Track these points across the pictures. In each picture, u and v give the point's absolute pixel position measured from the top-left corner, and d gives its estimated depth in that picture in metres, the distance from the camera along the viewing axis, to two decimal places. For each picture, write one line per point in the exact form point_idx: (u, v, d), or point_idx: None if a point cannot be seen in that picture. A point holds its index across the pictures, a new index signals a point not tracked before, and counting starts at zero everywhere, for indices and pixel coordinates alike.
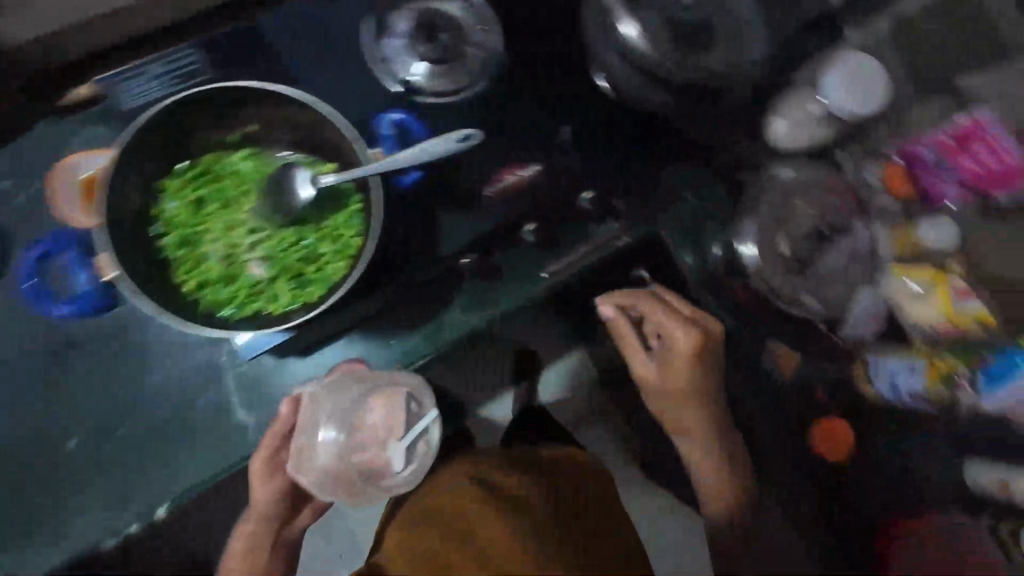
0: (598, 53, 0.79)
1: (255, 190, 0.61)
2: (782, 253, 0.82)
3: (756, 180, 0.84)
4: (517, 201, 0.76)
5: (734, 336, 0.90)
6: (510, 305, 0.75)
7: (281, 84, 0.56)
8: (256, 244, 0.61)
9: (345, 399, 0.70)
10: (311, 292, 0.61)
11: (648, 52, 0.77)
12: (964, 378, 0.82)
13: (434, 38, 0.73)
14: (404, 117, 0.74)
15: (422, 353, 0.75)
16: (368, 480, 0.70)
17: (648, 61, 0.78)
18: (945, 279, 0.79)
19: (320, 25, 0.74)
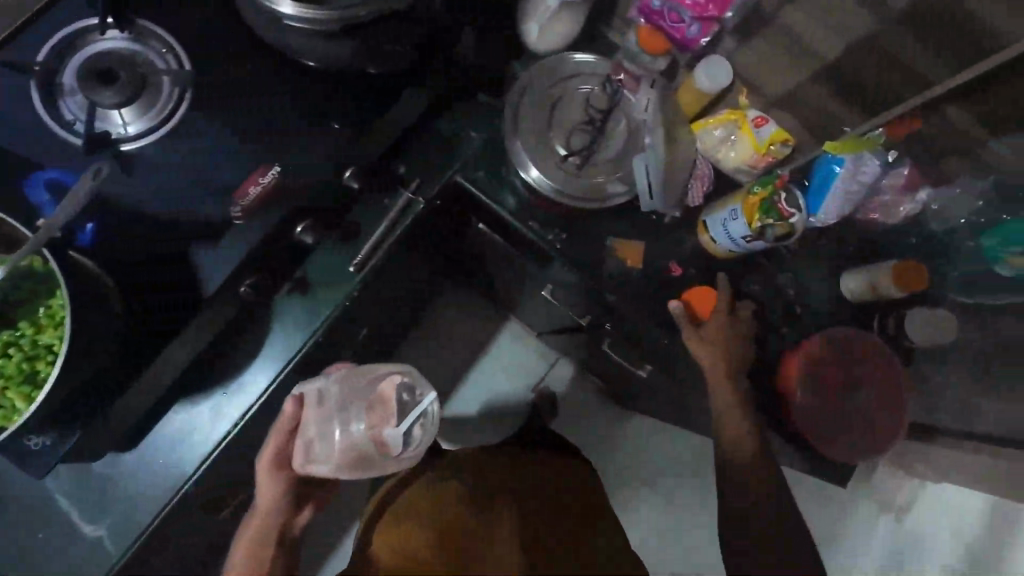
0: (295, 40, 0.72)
1: None
2: (557, 157, 0.78)
3: (518, 90, 0.79)
4: (273, 210, 0.71)
5: (574, 251, 0.88)
6: (331, 306, 0.81)
7: None
8: None
9: (349, 390, 0.76)
10: (32, 379, 0.68)
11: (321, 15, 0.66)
12: (784, 196, 0.81)
13: (116, 79, 0.67)
14: (57, 174, 0.67)
15: (257, 390, 0.78)
16: (375, 460, 0.75)
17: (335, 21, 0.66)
18: (741, 113, 0.87)
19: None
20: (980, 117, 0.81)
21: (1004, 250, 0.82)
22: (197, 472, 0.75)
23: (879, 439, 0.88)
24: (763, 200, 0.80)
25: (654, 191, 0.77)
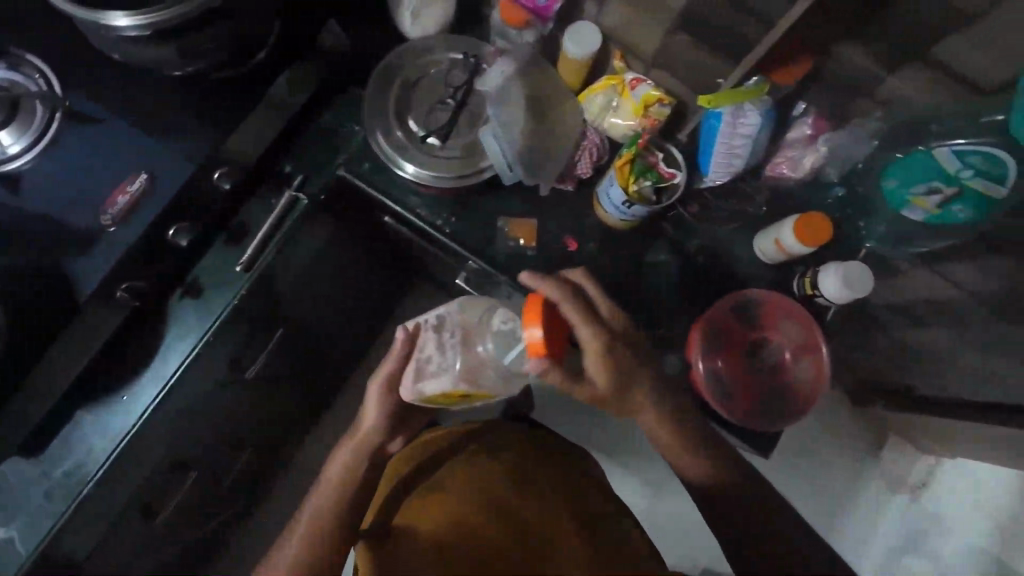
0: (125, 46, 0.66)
1: None
2: (421, 142, 0.78)
3: (374, 76, 0.79)
4: (141, 213, 0.74)
5: (467, 234, 0.88)
6: (223, 304, 0.83)
7: None
8: None
9: (470, 321, 0.76)
10: None
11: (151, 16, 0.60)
12: (659, 156, 0.81)
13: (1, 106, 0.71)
14: None
15: (152, 393, 0.81)
16: (486, 369, 0.73)
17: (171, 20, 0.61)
18: (618, 78, 0.84)
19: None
20: (873, 56, 0.75)
21: (907, 191, 0.75)
22: (97, 474, 0.78)
23: (801, 411, 0.84)
24: (636, 163, 0.79)
25: (511, 162, 0.76)
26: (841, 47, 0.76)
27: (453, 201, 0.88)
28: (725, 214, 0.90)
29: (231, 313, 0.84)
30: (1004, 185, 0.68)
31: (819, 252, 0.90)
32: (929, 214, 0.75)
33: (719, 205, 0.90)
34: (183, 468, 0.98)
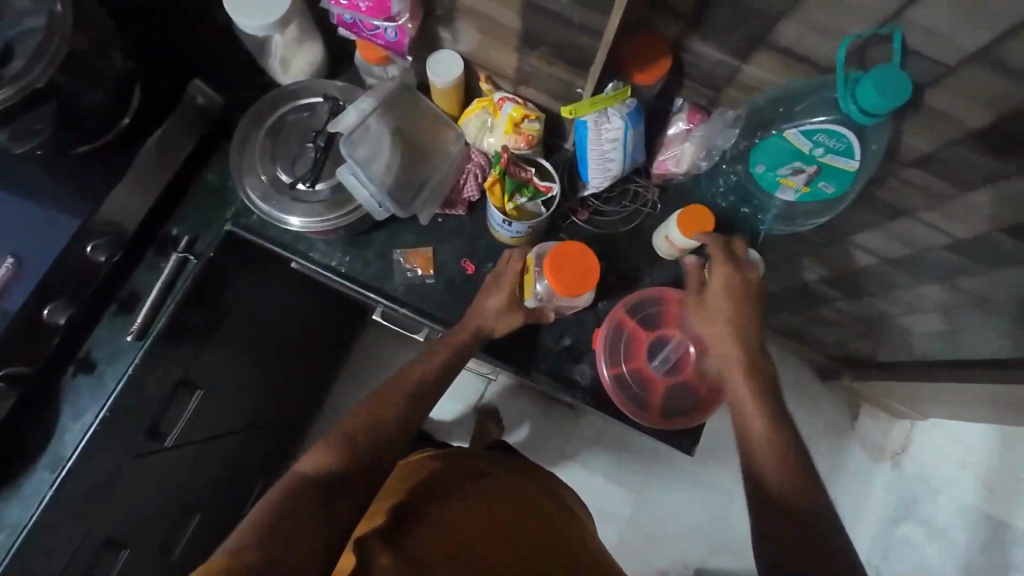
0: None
1: None
2: (292, 196, 0.80)
3: (239, 134, 0.82)
4: (12, 296, 0.72)
5: (364, 268, 0.87)
6: (118, 377, 0.81)
7: None
8: None
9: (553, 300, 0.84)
10: None
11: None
12: (531, 170, 0.82)
13: None
14: None
15: (49, 480, 0.78)
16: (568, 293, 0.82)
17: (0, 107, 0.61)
18: (488, 100, 0.85)
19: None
20: (727, 49, 0.76)
21: (774, 173, 0.78)
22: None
23: (703, 401, 0.83)
24: (506, 182, 0.80)
25: (379, 200, 0.78)
26: (696, 42, 0.77)
27: (345, 240, 0.87)
28: (621, 216, 0.90)
29: (129, 386, 0.82)
30: (854, 158, 0.72)
31: (721, 240, 0.90)
32: (800, 193, 0.78)
33: (613, 208, 0.90)
34: (111, 547, 0.94)
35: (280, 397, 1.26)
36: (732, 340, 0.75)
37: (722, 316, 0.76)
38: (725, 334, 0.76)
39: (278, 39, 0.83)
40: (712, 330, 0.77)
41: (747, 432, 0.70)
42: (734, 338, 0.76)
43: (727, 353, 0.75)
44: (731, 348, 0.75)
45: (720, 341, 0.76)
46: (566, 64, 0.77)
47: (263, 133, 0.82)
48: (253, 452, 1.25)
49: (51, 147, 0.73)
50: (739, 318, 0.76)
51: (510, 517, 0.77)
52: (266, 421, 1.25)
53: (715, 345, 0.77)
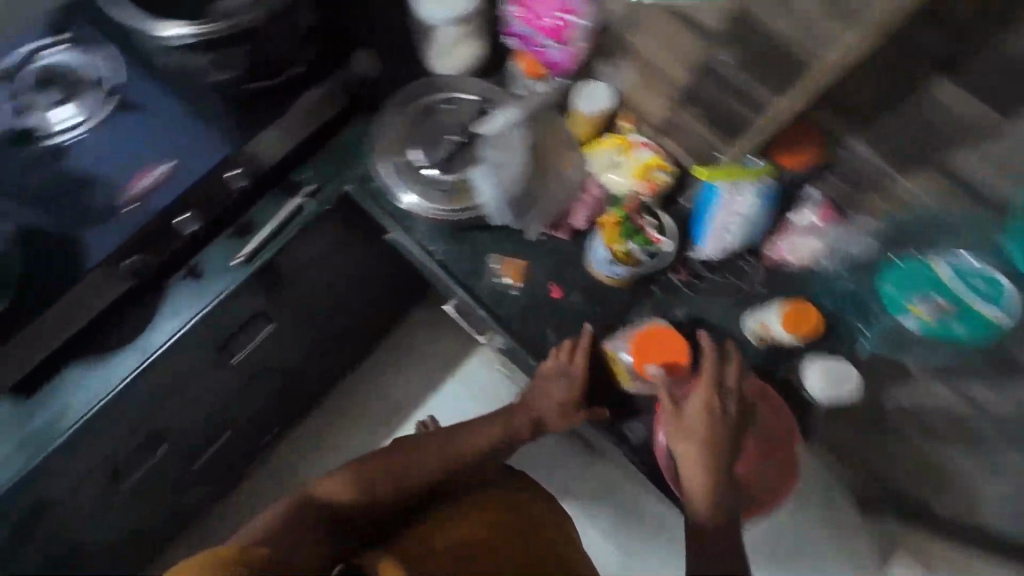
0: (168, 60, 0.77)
1: None
2: (419, 178, 0.85)
3: (392, 110, 0.87)
4: (161, 198, 0.81)
5: (457, 263, 0.89)
6: (215, 293, 0.88)
7: None
8: None
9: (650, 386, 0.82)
10: None
11: (193, 29, 0.71)
12: (648, 221, 0.82)
13: (53, 87, 0.83)
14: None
15: (133, 366, 0.85)
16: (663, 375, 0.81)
17: (209, 34, 0.72)
18: (624, 139, 0.86)
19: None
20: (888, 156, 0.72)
21: (903, 297, 0.75)
22: (68, 432, 0.82)
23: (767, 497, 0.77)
24: (623, 225, 0.81)
25: (498, 206, 0.81)
26: (856, 140, 0.74)
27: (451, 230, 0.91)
28: (720, 287, 0.87)
29: (222, 304, 0.88)
30: (1005, 313, 0.68)
31: (815, 344, 0.85)
32: (924, 324, 0.74)
33: (716, 276, 0.87)
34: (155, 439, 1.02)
35: (333, 350, 1.32)
36: (703, 427, 0.72)
37: (700, 404, 0.73)
38: (698, 426, 0.72)
39: (447, 31, 0.88)
40: (683, 421, 0.73)
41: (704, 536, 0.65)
42: (697, 436, 0.71)
43: (685, 444, 0.71)
44: (686, 444, 0.71)
45: (676, 435, 0.73)
46: (714, 127, 0.76)
47: (411, 114, 0.87)
48: (293, 392, 1.32)
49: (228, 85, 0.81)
50: (716, 417, 0.73)
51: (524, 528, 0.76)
52: (313, 368, 1.31)
53: (678, 440, 0.72)
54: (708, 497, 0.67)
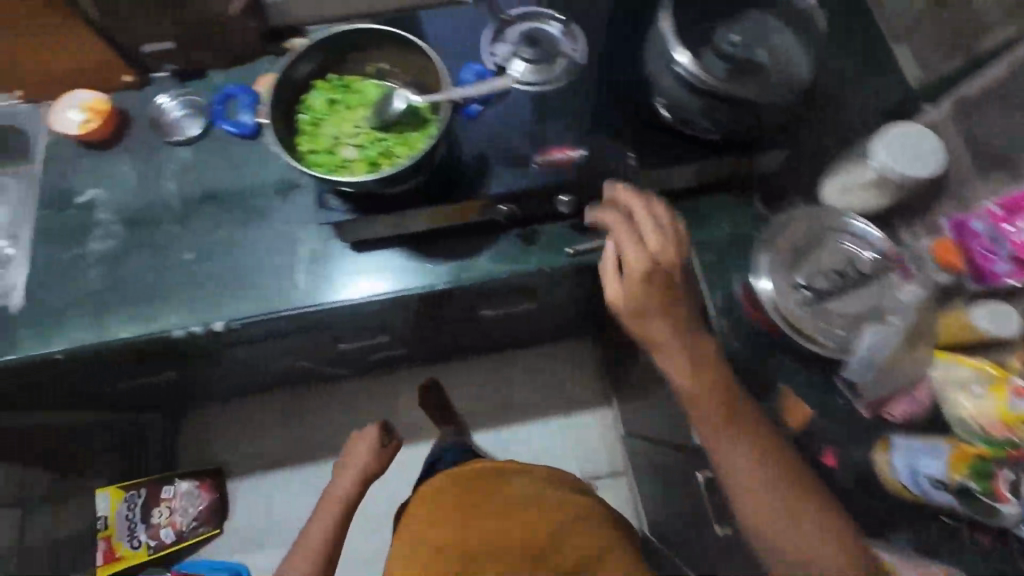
0: (653, 73, 0.85)
1: (358, 99, 0.85)
2: (786, 285, 0.81)
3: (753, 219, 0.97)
4: (563, 175, 0.89)
5: (758, 370, 0.85)
6: (536, 263, 0.95)
7: (396, 31, 0.81)
8: (342, 125, 0.82)
9: None
10: (324, 156, 0.80)
11: (701, 77, 0.79)
12: (1009, 475, 0.71)
13: (532, 47, 0.95)
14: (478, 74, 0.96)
15: (445, 278, 0.95)
16: None
17: (704, 87, 0.79)
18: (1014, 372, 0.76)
19: (448, 20, 1.01)
20: None
21: None
22: (373, 296, 0.94)
23: None
24: (973, 457, 0.72)
25: (856, 362, 0.77)
26: None
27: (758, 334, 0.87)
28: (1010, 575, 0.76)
29: (533, 274, 0.95)
30: None
31: None
32: None
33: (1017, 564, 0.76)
34: (383, 328, 1.12)
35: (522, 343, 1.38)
36: (657, 295, 0.67)
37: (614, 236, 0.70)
38: (661, 260, 0.67)
39: (872, 174, 0.87)
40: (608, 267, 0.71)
41: (743, 488, 0.66)
42: (626, 281, 0.68)
43: (659, 329, 0.68)
44: (649, 298, 0.67)
45: (618, 291, 0.70)
46: None
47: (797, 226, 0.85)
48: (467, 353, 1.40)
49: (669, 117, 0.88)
50: (666, 235, 0.69)
51: (520, 500, 0.93)
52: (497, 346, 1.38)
53: (619, 301, 0.70)
54: (718, 423, 0.68)
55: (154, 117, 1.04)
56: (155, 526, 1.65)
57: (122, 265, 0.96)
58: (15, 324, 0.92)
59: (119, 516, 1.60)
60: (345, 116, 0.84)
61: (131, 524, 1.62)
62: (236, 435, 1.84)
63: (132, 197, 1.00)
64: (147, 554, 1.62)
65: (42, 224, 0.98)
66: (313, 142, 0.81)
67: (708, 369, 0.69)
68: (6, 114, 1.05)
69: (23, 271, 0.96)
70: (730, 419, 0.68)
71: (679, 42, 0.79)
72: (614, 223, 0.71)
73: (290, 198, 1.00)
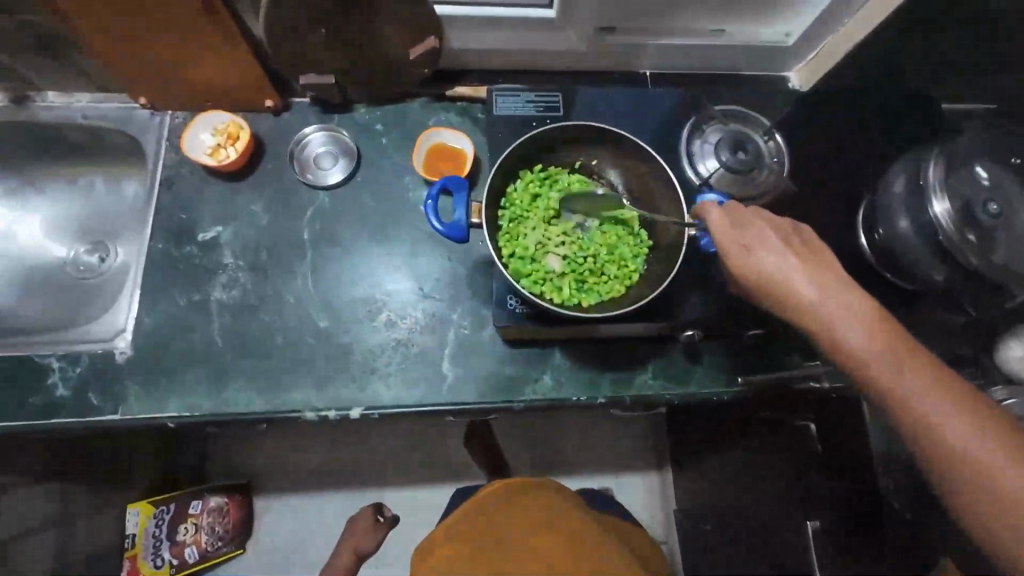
0: (894, 209, 0.79)
1: (566, 196, 0.76)
2: None
3: None
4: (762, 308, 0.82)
5: None
6: (705, 387, 0.87)
7: (624, 133, 0.72)
8: (546, 226, 0.74)
9: None
10: (527, 264, 0.72)
11: (952, 235, 0.70)
12: None
13: (735, 151, 0.87)
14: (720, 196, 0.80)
15: (606, 391, 0.87)
16: None
17: (946, 243, 0.71)
18: None
19: (637, 101, 0.92)
20: None
21: None
22: (527, 399, 0.85)
23: None
24: None
25: None
26: None
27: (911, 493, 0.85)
28: None
29: (699, 398, 0.88)
30: None
31: None
32: None
33: None
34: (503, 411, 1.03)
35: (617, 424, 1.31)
36: (805, 279, 0.58)
37: (732, 232, 0.62)
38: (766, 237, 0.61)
39: None
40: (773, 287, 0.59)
41: (960, 452, 0.49)
42: (803, 284, 0.58)
43: (838, 325, 0.56)
44: (825, 309, 0.57)
45: (794, 278, 0.59)
46: None
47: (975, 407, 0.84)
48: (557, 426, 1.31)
49: (885, 254, 0.82)
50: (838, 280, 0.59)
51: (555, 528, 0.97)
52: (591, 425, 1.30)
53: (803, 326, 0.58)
54: (889, 371, 0.53)
55: (292, 151, 0.93)
56: (181, 541, 1.48)
57: (248, 322, 0.85)
58: (124, 377, 0.81)
59: (145, 532, 1.41)
60: (549, 217, 0.75)
61: (158, 540, 1.44)
62: (266, 458, 1.64)
63: (262, 241, 0.89)
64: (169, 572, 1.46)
65: (158, 258, 0.87)
66: (514, 246, 0.73)
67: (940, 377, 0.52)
68: (123, 118, 0.94)
69: (131, 310, 0.84)
70: (910, 369, 0.53)
71: (947, 193, 0.71)
72: (729, 243, 0.62)
73: (440, 269, 0.90)
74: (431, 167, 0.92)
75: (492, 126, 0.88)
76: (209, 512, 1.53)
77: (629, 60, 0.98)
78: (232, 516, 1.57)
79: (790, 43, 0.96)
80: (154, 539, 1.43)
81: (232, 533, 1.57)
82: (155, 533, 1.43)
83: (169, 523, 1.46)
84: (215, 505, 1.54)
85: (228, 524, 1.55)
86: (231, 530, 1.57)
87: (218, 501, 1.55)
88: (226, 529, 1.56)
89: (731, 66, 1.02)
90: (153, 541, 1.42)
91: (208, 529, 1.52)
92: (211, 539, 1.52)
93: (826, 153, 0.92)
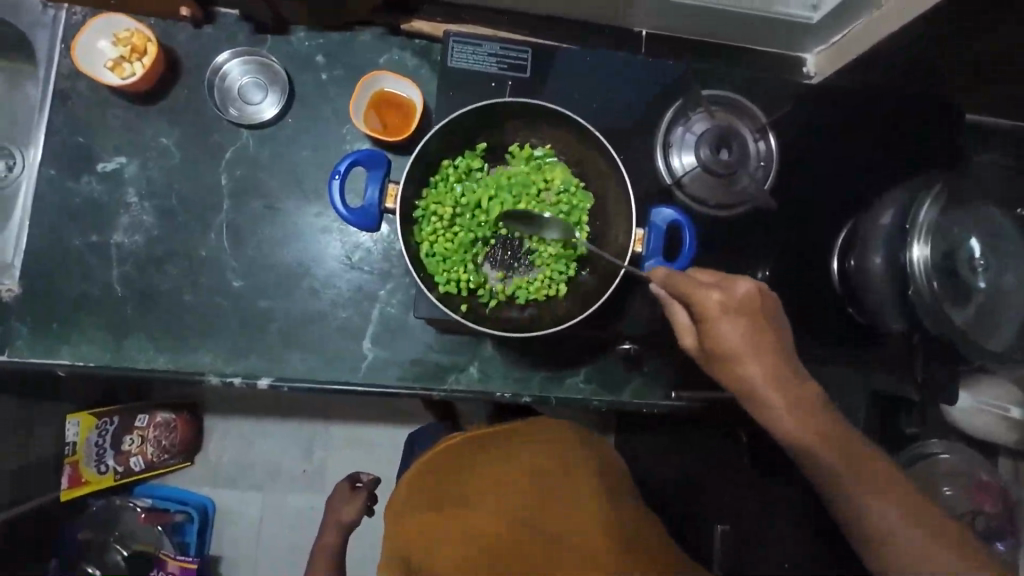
0: (870, 242, 0.69)
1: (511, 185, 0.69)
2: None
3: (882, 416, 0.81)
4: None
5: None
6: (634, 396, 0.83)
7: (579, 118, 0.62)
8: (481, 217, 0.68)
9: None
10: (452, 259, 0.66)
11: (918, 291, 0.60)
12: None
13: (716, 148, 0.77)
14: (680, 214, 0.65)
15: (533, 390, 0.82)
16: None
17: (913, 296, 0.61)
18: None
19: (621, 69, 0.78)
20: None
21: None
22: (449, 390, 0.81)
23: None
24: None
25: None
26: None
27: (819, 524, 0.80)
28: None
29: (628, 406, 0.83)
30: None
31: None
32: None
33: None
34: None
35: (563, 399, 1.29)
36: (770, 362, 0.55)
37: (718, 299, 0.54)
38: (744, 310, 0.54)
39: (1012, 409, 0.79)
40: (737, 364, 0.55)
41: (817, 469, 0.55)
42: (734, 329, 0.54)
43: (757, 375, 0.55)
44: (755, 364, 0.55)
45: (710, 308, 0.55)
46: None
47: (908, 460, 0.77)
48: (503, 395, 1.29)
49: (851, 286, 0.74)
50: (804, 375, 0.56)
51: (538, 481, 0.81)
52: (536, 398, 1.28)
53: (723, 372, 0.56)
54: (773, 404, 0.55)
55: (211, 78, 0.80)
56: (126, 452, 1.37)
57: (151, 273, 0.77)
58: (11, 318, 0.74)
59: (86, 441, 1.31)
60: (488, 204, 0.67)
61: (101, 449, 1.34)
62: None
63: (172, 181, 0.79)
64: (115, 480, 1.37)
65: (51, 187, 0.77)
66: (440, 237, 0.66)
67: (900, 491, 0.54)
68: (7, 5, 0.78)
69: (19, 243, 0.75)
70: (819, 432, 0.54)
71: (930, 237, 0.60)
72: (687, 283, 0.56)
73: (372, 237, 0.81)
74: (372, 119, 0.79)
75: (443, 81, 0.75)
76: (153, 426, 1.42)
77: (621, 16, 0.82)
78: (178, 432, 1.46)
79: (815, 20, 0.79)
80: (96, 446, 1.33)
81: (180, 449, 1.47)
82: (98, 440, 1.33)
83: (112, 435, 1.35)
84: (162, 419, 1.44)
85: (176, 438, 1.45)
86: (179, 446, 1.47)
87: (165, 416, 1.44)
88: (173, 445, 1.45)
89: (742, 39, 0.86)
90: (95, 450, 1.33)
91: (154, 442, 1.42)
92: (156, 452, 1.43)
93: (826, 160, 0.81)
